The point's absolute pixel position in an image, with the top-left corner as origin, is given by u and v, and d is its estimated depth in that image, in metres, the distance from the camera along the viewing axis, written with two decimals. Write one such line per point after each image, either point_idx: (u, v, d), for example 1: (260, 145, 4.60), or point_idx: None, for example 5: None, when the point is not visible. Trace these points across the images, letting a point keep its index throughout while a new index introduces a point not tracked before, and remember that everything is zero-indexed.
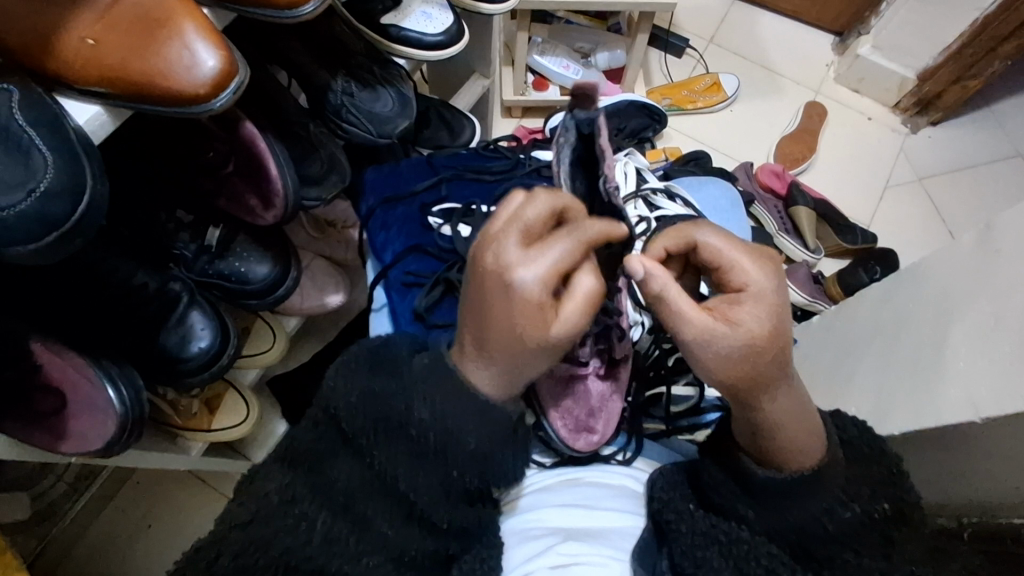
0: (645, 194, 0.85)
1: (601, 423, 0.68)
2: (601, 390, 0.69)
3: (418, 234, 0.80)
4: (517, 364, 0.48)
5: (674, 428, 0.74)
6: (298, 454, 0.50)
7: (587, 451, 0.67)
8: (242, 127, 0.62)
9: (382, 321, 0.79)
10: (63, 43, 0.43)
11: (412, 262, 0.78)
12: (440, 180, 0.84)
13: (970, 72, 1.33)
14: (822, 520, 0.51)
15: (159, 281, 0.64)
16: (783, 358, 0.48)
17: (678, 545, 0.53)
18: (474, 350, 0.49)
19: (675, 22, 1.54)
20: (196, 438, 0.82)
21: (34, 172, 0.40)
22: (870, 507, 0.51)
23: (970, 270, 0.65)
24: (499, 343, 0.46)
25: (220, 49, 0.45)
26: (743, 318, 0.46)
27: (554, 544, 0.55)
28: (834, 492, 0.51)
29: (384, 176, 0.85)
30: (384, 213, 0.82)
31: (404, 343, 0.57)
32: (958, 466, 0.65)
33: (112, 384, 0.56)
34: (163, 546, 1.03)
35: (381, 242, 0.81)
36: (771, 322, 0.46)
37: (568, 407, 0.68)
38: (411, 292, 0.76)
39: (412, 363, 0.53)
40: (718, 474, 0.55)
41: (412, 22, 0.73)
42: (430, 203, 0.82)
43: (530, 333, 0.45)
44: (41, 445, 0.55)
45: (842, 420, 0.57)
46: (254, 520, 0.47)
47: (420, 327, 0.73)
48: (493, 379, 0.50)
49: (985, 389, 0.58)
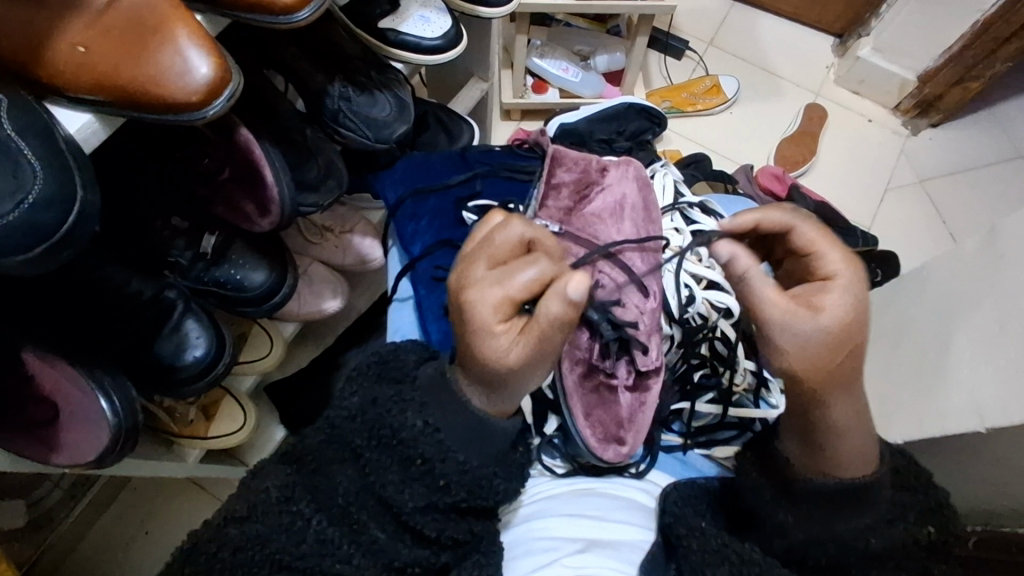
0: (682, 207, 0.82)
1: (631, 435, 0.66)
2: (631, 401, 0.68)
3: (450, 227, 0.81)
4: (493, 380, 0.50)
5: (694, 443, 0.71)
6: (301, 463, 0.54)
7: (616, 463, 0.65)
8: (238, 133, 0.61)
9: (402, 313, 0.78)
10: (55, 51, 0.42)
11: (444, 255, 0.78)
12: (475, 176, 0.85)
13: (972, 74, 1.32)
14: (867, 537, 0.53)
15: (153, 290, 0.63)
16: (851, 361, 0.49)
17: (688, 562, 0.52)
18: (463, 363, 0.52)
19: (675, 24, 1.54)
20: (192, 445, 0.81)
21: (23, 182, 0.39)
22: (917, 531, 0.56)
23: (973, 275, 0.65)
24: (469, 359, 0.50)
25: (214, 56, 0.44)
26: (827, 305, 0.49)
27: (560, 556, 0.55)
28: (885, 511, 0.54)
29: (417, 168, 0.86)
30: (414, 204, 0.82)
31: (413, 352, 0.58)
32: (962, 474, 0.65)
33: (104, 395, 0.55)
34: (160, 553, 1.03)
35: (410, 232, 0.81)
36: (854, 313, 0.49)
37: (598, 416, 0.67)
38: (439, 287, 0.76)
39: (418, 372, 0.56)
40: (759, 477, 0.57)
41: (410, 26, 0.73)
42: (464, 197, 0.83)
43: (487, 353, 0.48)
44: (32, 457, 0.55)
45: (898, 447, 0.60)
46: (250, 515, 0.51)
47: (449, 324, 0.73)
48: (488, 397, 0.52)
49: (990, 396, 0.57)
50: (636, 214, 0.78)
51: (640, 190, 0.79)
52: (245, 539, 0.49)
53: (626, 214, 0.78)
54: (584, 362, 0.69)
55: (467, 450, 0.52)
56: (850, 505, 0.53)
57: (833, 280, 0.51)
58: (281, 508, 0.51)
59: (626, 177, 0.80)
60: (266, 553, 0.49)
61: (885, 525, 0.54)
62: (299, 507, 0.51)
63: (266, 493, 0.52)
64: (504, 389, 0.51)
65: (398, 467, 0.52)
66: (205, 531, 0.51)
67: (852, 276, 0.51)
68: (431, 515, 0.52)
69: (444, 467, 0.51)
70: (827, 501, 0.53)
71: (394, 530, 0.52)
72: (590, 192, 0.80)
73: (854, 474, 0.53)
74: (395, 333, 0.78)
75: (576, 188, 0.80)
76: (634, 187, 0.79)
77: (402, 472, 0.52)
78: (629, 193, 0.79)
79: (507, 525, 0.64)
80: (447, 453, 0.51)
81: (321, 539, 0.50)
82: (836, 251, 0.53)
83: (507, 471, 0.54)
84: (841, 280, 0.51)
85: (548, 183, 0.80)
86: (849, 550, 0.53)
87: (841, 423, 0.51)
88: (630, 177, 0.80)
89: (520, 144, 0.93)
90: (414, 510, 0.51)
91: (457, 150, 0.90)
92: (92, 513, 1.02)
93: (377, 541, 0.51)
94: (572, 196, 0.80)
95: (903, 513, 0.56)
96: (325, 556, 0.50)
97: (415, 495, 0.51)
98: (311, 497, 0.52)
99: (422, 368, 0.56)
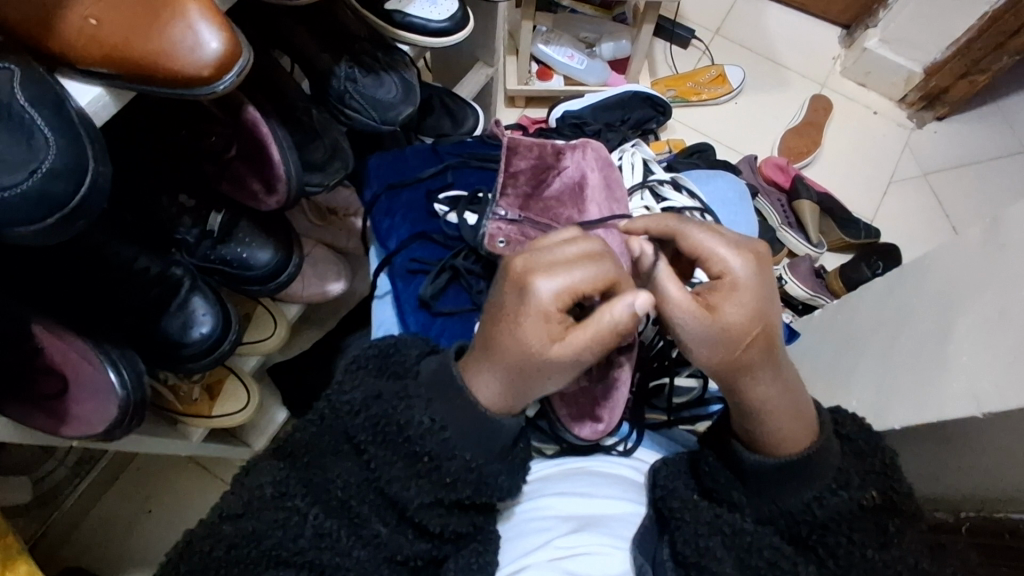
0: (651, 184, 0.85)
1: (607, 412, 0.66)
2: (605, 379, 0.67)
3: (422, 221, 0.79)
4: (517, 374, 0.51)
5: (676, 419, 0.73)
6: (296, 449, 0.54)
7: (593, 440, 0.66)
8: (244, 111, 0.61)
9: (383, 309, 0.78)
10: (66, 22, 0.42)
11: (418, 248, 0.77)
12: (445, 168, 0.83)
13: (978, 67, 1.32)
14: (811, 506, 0.53)
15: (161, 266, 0.64)
16: (763, 342, 0.52)
17: (682, 533, 0.54)
18: (478, 357, 0.53)
19: (681, 13, 1.53)
20: (197, 424, 0.82)
21: (36, 153, 0.40)
22: (858, 495, 0.53)
23: (974, 265, 0.65)
24: (505, 352, 0.51)
25: (224, 30, 0.44)
26: (724, 310, 0.51)
27: (552, 536, 0.56)
28: (825, 479, 0.53)
29: (388, 163, 0.85)
30: (389, 200, 0.82)
31: (415, 346, 0.59)
32: (954, 460, 0.66)
33: (114, 367, 0.56)
34: (163, 531, 1.04)
35: (385, 228, 0.80)
36: (751, 313, 0.51)
37: (573, 395, 0.66)
38: (416, 279, 0.76)
39: (420, 368, 0.56)
40: (716, 463, 0.57)
41: (417, 7, 0.72)
42: (435, 189, 0.82)
43: (531, 337, 0.49)
44: (43, 427, 0.56)
45: (841, 415, 0.59)
46: (243, 513, 0.51)
47: (426, 315, 0.73)
48: (503, 392, 0.53)
49: (987, 383, 0.58)
50: (596, 194, 0.78)
51: (601, 171, 0.80)
52: (239, 536, 0.50)
53: (587, 196, 0.78)
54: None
55: (471, 441, 0.52)
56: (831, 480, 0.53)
57: (728, 281, 0.52)
58: (276, 505, 0.51)
59: (585, 159, 0.80)
60: (262, 549, 0.49)
61: (829, 494, 0.53)
62: (294, 502, 0.51)
63: (260, 490, 0.52)
64: (526, 385, 0.52)
65: (403, 463, 0.52)
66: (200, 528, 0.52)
67: (747, 277, 0.52)
68: (436, 511, 0.53)
69: (451, 465, 0.52)
70: (769, 478, 0.54)
71: (396, 524, 0.53)
72: (548, 176, 0.80)
73: (787, 450, 0.54)
74: (378, 329, 0.78)
75: (533, 175, 0.79)
76: (594, 168, 0.80)
77: (407, 469, 0.52)
78: (589, 174, 0.79)
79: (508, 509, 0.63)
80: (455, 451, 0.52)
81: (320, 533, 0.50)
82: (722, 249, 0.52)
83: (510, 465, 0.55)
84: (734, 279, 0.52)
85: (504, 173, 0.78)
86: (797, 523, 0.54)
87: (765, 405, 0.53)
88: (590, 159, 0.80)
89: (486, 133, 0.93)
90: (420, 506, 0.52)
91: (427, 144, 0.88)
92: (96, 492, 1.03)
93: (379, 535, 0.52)
94: (530, 181, 0.79)
95: (847, 477, 0.53)
96: (324, 549, 0.50)
97: (421, 493, 0.52)
98: (307, 492, 0.52)
99: (423, 363, 0.56)
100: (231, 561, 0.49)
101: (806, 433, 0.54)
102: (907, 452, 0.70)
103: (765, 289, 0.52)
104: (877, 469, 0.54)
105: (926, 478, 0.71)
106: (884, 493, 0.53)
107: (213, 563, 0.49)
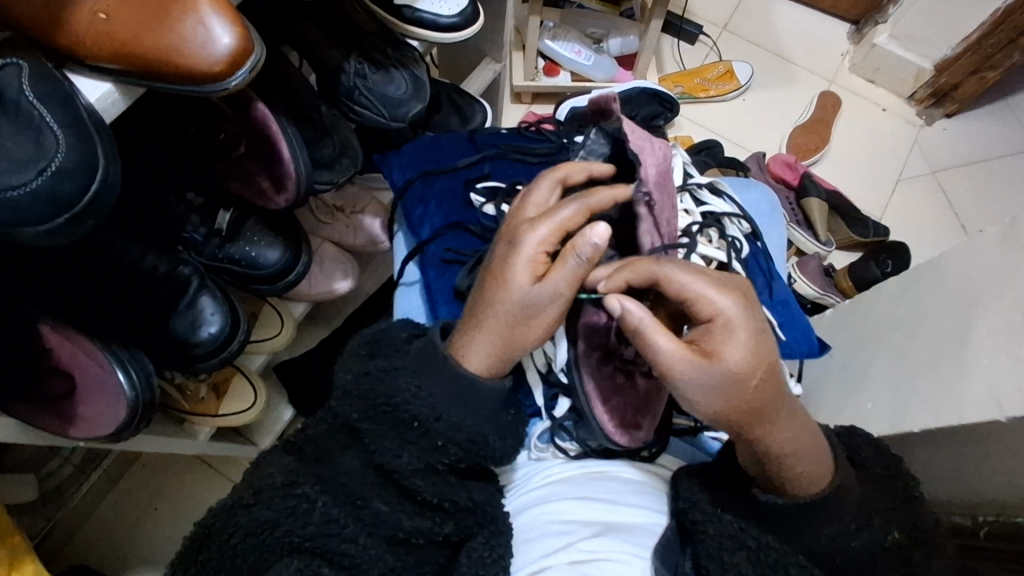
0: (691, 188, 0.75)
1: (647, 420, 0.63)
2: (648, 387, 0.64)
3: (458, 210, 0.77)
4: (499, 328, 0.54)
5: (702, 426, 0.71)
6: (308, 445, 0.55)
7: (631, 447, 0.63)
8: (253, 108, 0.61)
9: (410, 297, 0.77)
10: (74, 17, 0.41)
11: (452, 238, 0.76)
12: (483, 158, 0.81)
13: (989, 63, 1.30)
14: (831, 546, 0.51)
15: (168, 265, 0.64)
16: (773, 383, 0.49)
17: (705, 547, 0.51)
18: (469, 324, 0.56)
19: (688, 9, 1.52)
20: (204, 423, 0.81)
21: (45, 151, 0.39)
22: (880, 536, 0.51)
23: (996, 267, 0.63)
24: (490, 297, 0.55)
25: (236, 25, 0.44)
26: (727, 356, 0.48)
27: (574, 540, 0.54)
28: (844, 519, 0.51)
29: (423, 150, 0.83)
30: (422, 186, 0.80)
31: (403, 330, 0.58)
32: (975, 466, 0.64)
33: (123, 369, 0.56)
34: (171, 527, 1.03)
35: (418, 216, 0.79)
36: (755, 358, 0.48)
37: (615, 401, 0.64)
38: (450, 269, 0.74)
39: (418, 351, 0.55)
40: (726, 497, 0.54)
41: (427, 2, 0.69)
42: (473, 179, 0.79)
43: (516, 282, 0.54)
44: (50, 429, 0.55)
45: (853, 439, 0.59)
46: (255, 502, 0.51)
47: (460, 306, 0.71)
48: (489, 359, 0.55)
49: (1009, 387, 0.57)
50: None
51: None
52: (254, 524, 0.50)
53: None
54: (601, 346, 0.65)
55: (464, 410, 0.53)
56: (810, 519, 0.51)
57: (715, 322, 0.49)
58: (284, 493, 0.51)
59: None
60: (277, 536, 0.49)
61: (850, 533, 0.51)
62: (304, 489, 0.51)
63: (271, 478, 0.52)
64: (504, 344, 0.55)
65: (393, 433, 0.53)
66: (216, 518, 0.51)
67: (735, 317, 0.49)
68: (432, 479, 0.54)
69: (439, 427, 0.53)
70: (788, 515, 0.52)
71: (398, 502, 0.53)
72: None
73: (806, 491, 0.52)
74: (402, 315, 0.77)
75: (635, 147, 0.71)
76: None
77: (398, 436, 0.53)
78: None
79: (520, 508, 0.62)
80: (440, 413, 0.53)
81: (326, 520, 0.50)
82: (710, 290, 0.50)
83: (507, 434, 0.56)
84: (727, 321, 0.49)
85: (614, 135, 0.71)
86: (821, 559, 0.52)
87: (779, 449, 0.50)
88: None
89: (529, 127, 0.90)
90: (410, 472, 0.53)
91: (465, 133, 0.87)
92: (102, 488, 1.02)
93: (379, 514, 0.52)
94: None
95: (868, 518, 0.52)
96: (331, 536, 0.50)
97: (412, 458, 0.53)
98: (316, 480, 0.52)
99: (414, 342, 0.56)
100: (247, 549, 0.49)
101: (820, 474, 0.52)
102: (924, 458, 0.69)
103: (759, 332, 0.49)
104: (896, 505, 0.54)
105: (941, 481, 0.71)
106: (905, 532, 0.53)
107: (232, 548, 0.49)
